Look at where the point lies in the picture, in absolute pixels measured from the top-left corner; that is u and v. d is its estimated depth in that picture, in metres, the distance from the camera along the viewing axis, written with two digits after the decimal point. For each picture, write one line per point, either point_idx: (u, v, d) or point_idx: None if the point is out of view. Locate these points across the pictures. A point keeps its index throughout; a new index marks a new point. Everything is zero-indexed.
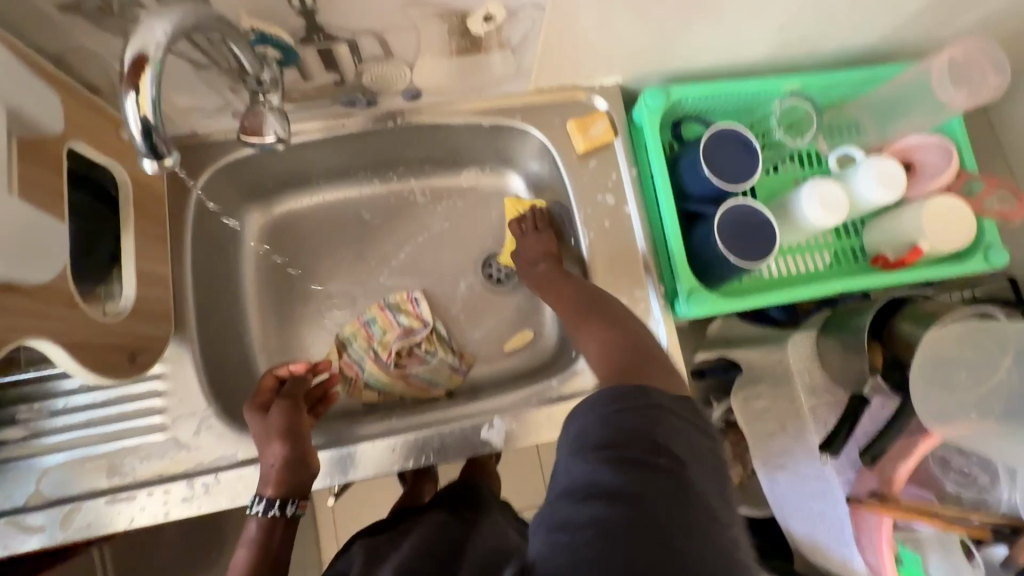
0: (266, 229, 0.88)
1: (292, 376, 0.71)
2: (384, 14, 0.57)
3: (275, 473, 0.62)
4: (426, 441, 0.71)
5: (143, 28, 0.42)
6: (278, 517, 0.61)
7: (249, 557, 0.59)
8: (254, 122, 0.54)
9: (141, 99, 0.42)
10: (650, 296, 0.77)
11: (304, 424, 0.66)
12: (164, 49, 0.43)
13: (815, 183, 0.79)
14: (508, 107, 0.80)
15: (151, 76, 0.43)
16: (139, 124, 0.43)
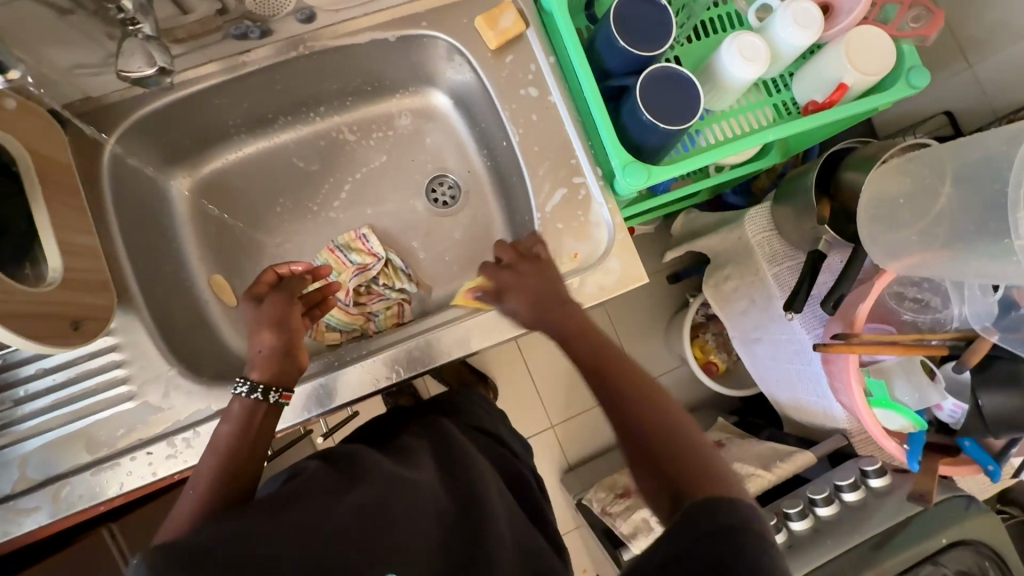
0: (197, 193, 0.85)
1: (290, 275, 0.72)
2: None
3: (261, 359, 0.64)
4: (397, 357, 0.74)
5: None
6: (259, 400, 0.61)
7: (229, 435, 0.59)
8: (126, 54, 0.53)
9: None
10: (588, 181, 0.77)
11: (295, 316, 0.68)
12: None
13: (734, 35, 0.78)
14: (412, 14, 0.77)
15: None
16: None
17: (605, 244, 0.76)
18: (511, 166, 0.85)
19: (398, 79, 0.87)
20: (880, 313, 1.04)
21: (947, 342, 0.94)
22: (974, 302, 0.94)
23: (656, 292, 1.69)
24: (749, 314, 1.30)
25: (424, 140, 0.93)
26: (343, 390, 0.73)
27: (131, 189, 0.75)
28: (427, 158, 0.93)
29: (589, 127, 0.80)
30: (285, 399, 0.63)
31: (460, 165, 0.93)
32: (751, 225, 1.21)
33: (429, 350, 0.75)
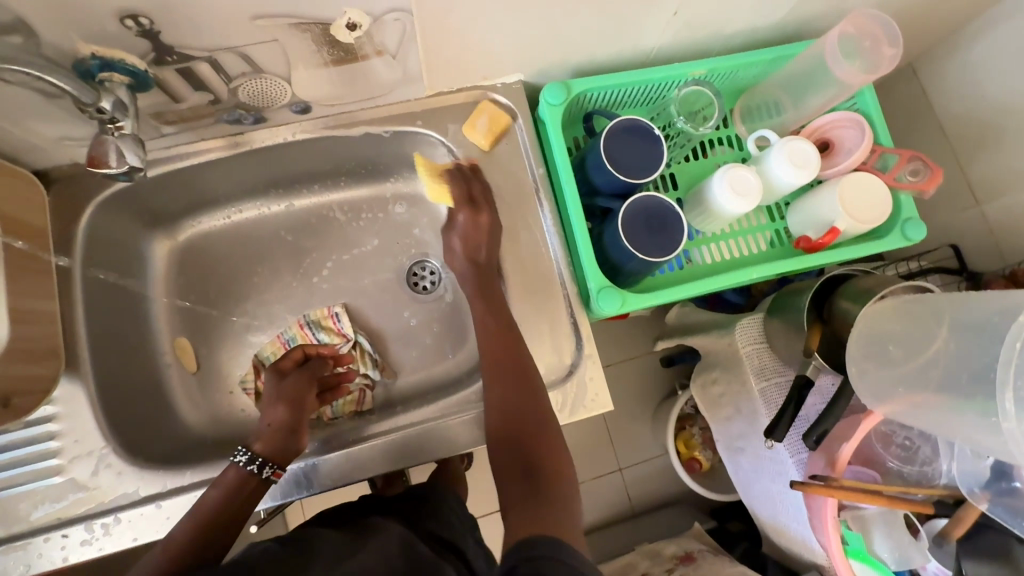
0: (175, 257, 0.85)
1: (315, 356, 0.83)
2: (235, 27, 0.55)
3: (270, 432, 0.67)
4: (395, 446, 0.73)
5: None
6: (253, 474, 0.62)
7: (215, 499, 0.60)
8: (97, 150, 0.53)
9: None
10: (563, 298, 0.76)
11: (311, 395, 0.75)
12: None
13: (728, 167, 0.77)
14: (409, 113, 0.79)
15: None
16: None
17: (571, 365, 0.74)
18: None
19: (390, 164, 0.88)
20: (865, 454, 0.99)
21: (932, 498, 0.88)
22: (962, 462, 0.88)
23: (644, 379, 1.65)
24: (734, 424, 1.24)
25: (410, 222, 0.93)
26: (332, 472, 0.71)
27: (105, 251, 0.75)
28: (410, 240, 0.93)
29: (570, 240, 0.79)
30: (276, 477, 0.64)
31: (443, 252, 0.92)
32: (743, 336, 1.18)
33: (375, 457, 0.73)
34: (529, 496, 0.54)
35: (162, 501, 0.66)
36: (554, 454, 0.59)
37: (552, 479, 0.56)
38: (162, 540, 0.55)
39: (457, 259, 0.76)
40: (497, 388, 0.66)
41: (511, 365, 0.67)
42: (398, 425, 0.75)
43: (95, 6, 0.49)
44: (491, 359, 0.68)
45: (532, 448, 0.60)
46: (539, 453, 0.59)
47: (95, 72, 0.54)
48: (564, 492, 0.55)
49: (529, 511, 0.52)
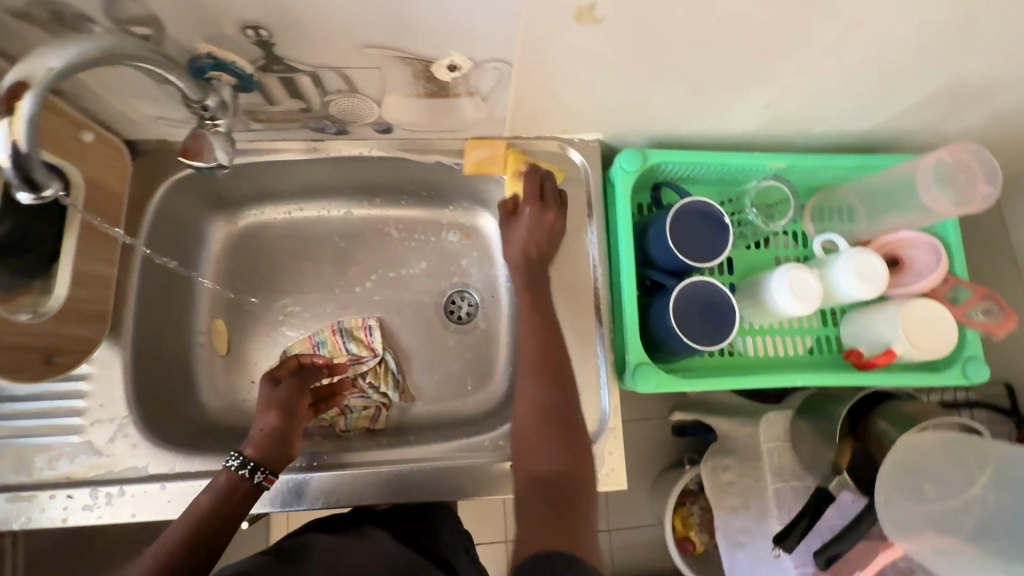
0: (230, 240, 0.88)
1: (309, 365, 0.78)
2: (343, 50, 0.57)
3: (263, 438, 0.66)
4: (391, 478, 0.73)
5: (32, 58, 0.40)
6: (244, 478, 0.62)
7: (206, 504, 0.58)
8: (197, 145, 0.55)
9: (14, 127, 0.39)
10: (598, 363, 0.75)
11: (301, 403, 0.72)
12: (53, 79, 0.40)
13: (792, 267, 0.75)
14: (483, 150, 0.80)
15: (28, 107, 0.40)
16: (9, 150, 0.40)
17: (592, 434, 0.73)
18: None
19: (453, 193, 0.89)
20: None
21: None
22: None
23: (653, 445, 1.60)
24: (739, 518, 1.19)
25: (460, 252, 0.93)
26: (320, 490, 0.71)
27: (170, 225, 0.78)
28: (455, 269, 0.93)
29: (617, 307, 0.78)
30: (266, 483, 0.63)
31: (485, 287, 0.92)
32: (765, 431, 1.14)
33: (374, 483, 0.73)
34: (548, 511, 0.53)
35: (167, 484, 0.66)
36: (579, 473, 0.57)
37: (576, 499, 0.55)
38: (153, 547, 0.54)
39: (513, 251, 0.74)
40: (533, 390, 0.64)
41: (549, 377, 0.65)
42: (396, 458, 0.75)
43: (222, 12, 0.51)
44: (526, 358, 0.67)
45: (557, 463, 0.58)
46: (559, 470, 0.58)
47: (206, 71, 0.56)
48: (582, 513, 0.54)
49: (544, 529, 0.51)
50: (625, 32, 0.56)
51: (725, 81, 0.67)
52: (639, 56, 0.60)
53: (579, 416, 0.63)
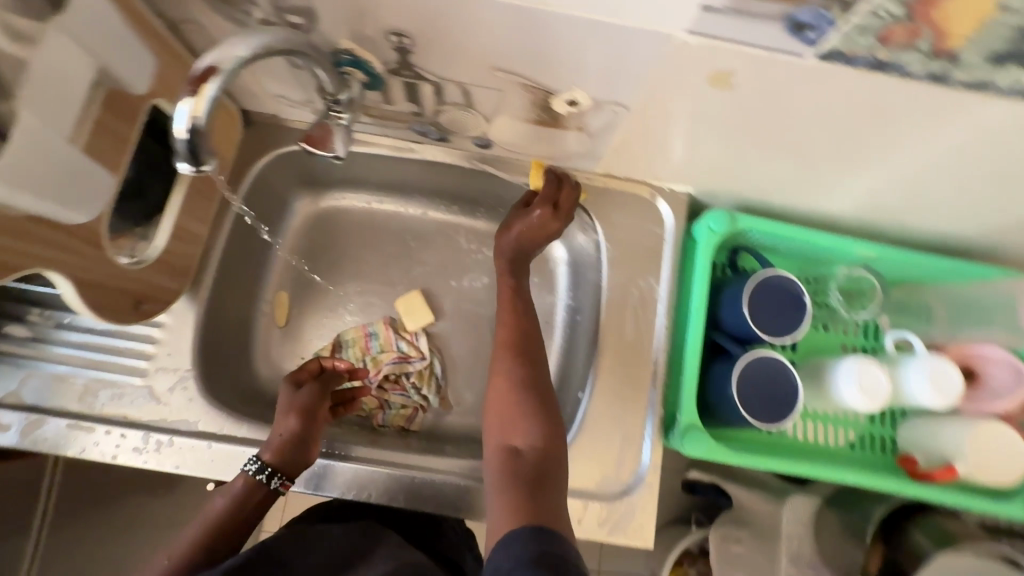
0: (310, 218, 0.91)
1: (331, 369, 0.77)
2: (473, 69, 0.58)
3: (280, 443, 0.65)
4: (415, 484, 0.73)
5: (224, 47, 0.42)
6: (261, 484, 0.63)
7: (220, 508, 0.62)
8: (322, 136, 0.57)
9: (197, 103, 0.41)
10: (646, 415, 0.74)
11: (322, 407, 0.71)
12: (238, 66, 0.42)
13: (863, 360, 0.73)
14: (571, 181, 0.81)
15: (213, 87, 0.41)
16: (185, 125, 0.41)
17: (627, 484, 0.72)
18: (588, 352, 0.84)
19: None
20: None
21: None
22: None
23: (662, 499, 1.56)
24: None
25: (523, 272, 0.94)
26: (343, 481, 0.72)
27: (261, 195, 0.81)
28: None
29: (676, 362, 0.77)
30: (281, 488, 0.64)
31: (541, 312, 0.93)
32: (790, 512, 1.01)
33: (398, 486, 0.73)
34: (523, 484, 0.57)
35: (214, 443, 0.68)
36: (555, 451, 0.61)
37: (551, 475, 0.59)
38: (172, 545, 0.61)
39: (506, 239, 0.75)
40: (508, 370, 0.67)
41: (525, 356, 0.68)
42: (421, 465, 0.75)
43: (373, 18, 0.53)
44: (502, 337, 0.70)
45: (534, 439, 0.61)
46: (536, 443, 0.61)
47: (343, 66, 0.58)
48: (558, 489, 0.58)
49: (523, 501, 0.55)
50: (754, 103, 0.56)
51: (837, 163, 0.66)
52: (758, 126, 0.60)
53: (550, 392, 0.66)
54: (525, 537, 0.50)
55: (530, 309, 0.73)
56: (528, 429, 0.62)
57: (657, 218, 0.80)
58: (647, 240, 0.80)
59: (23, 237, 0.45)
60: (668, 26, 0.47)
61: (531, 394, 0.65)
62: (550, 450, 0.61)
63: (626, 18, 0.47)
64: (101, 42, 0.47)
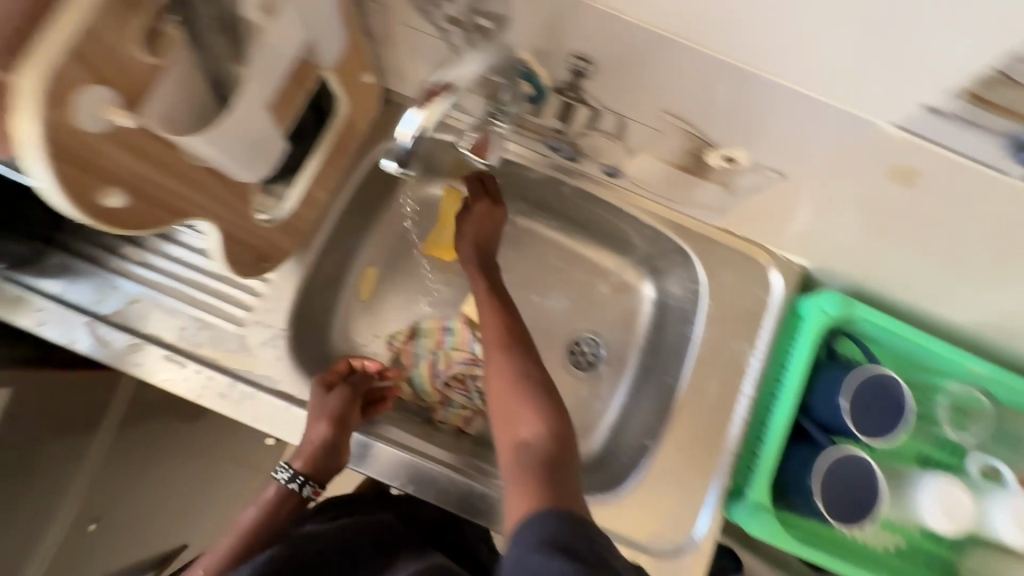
0: (412, 202, 0.91)
1: (359, 372, 0.75)
2: (641, 105, 0.57)
3: (307, 454, 0.67)
4: (458, 487, 0.73)
5: (460, 68, 0.51)
6: (292, 491, 0.70)
7: (254, 514, 0.69)
8: (484, 142, 0.60)
9: (427, 114, 0.49)
10: (713, 481, 0.73)
11: (347, 412, 0.69)
12: (469, 84, 0.51)
13: (944, 480, 0.70)
14: (686, 227, 0.79)
15: (446, 102, 0.49)
16: (416, 128, 0.49)
17: (679, 545, 0.71)
18: (661, 400, 0.83)
19: (629, 247, 0.89)
20: None
21: None
22: None
23: None
24: None
25: (606, 302, 0.93)
26: (381, 467, 0.73)
27: (378, 172, 0.82)
28: (594, 314, 0.93)
29: (755, 434, 0.75)
30: (314, 493, 0.71)
31: (616, 345, 0.92)
32: None
33: (443, 485, 0.73)
34: (533, 469, 0.57)
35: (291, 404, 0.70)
36: (566, 440, 0.61)
37: (563, 461, 0.59)
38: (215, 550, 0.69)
39: (466, 248, 0.81)
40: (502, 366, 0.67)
41: (514, 355, 0.68)
42: (466, 468, 0.74)
43: (564, 42, 0.52)
44: (490, 339, 0.71)
45: (538, 431, 0.61)
46: (541, 436, 0.60)
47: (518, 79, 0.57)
48: (573, 475, 0.58)
49: (533, 494, 0.54)
50: (927, 206, 0.54)
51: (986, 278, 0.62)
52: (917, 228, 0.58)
53: (550, 383, 0.67)
54: (538, 524, 0.51)
55: (515, 313, 0.74)
56: (523, 423, 0.62)
57: (766, 285, 0.78)
58: (750, 304, 0.77)
59: (197, 186, 0.46)
60: (880, 116, 0.45)
61: (519, 392, 0.64)
62: (560, 436, 0.60)
63: (837, 98, 0.46)
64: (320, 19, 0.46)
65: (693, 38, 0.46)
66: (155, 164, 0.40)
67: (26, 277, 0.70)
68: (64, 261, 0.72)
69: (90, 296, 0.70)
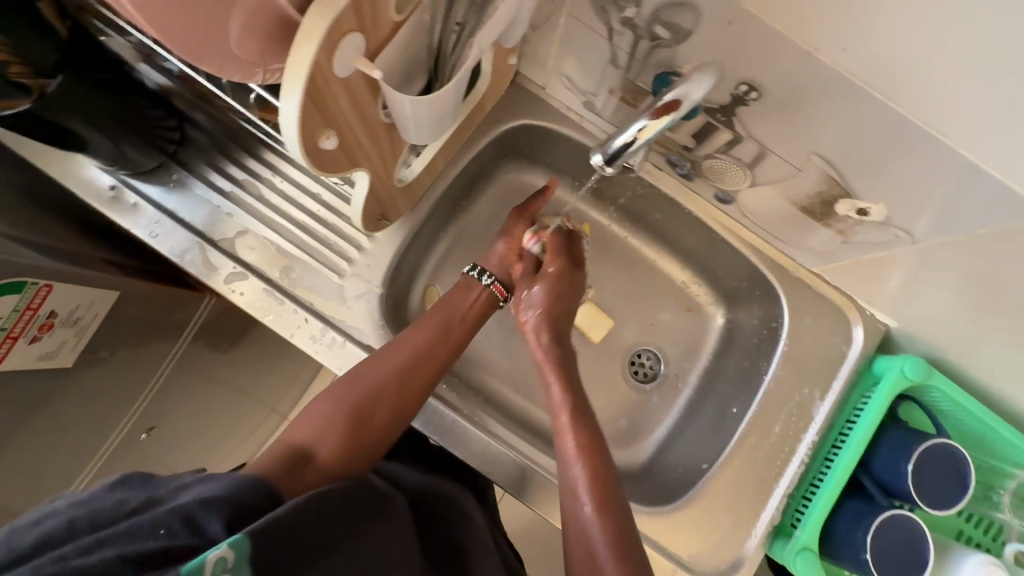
0: (508, 186, 0.91)
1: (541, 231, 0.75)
2: (792, 141, 0.58)
3: (409, 363, 0.63)
4: (502, 460, 0.73)
5: (689, 80, 0.49)
6: (476, 280, 0.72)
7: (413, 348, 0.64)
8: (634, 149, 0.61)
9: (647, 129, 0.52)
10: (760, 516, 0.74)
11: (464, 332, 0.69)
12: (693, 103, 0.50)
13: (989, 563, 0.69)
14: (780, 265, 0.80)
15: (671, 119, 0.51)
16: (629, 137, 0.54)
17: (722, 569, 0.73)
18: (719, 428, 0.84)
19: (715, 272, 0.89)
20: None
21: None
22: None
23: None
24: None
25: (677, 321, 0.94)
26: (426, 411, 0.73)
27: (487, 150, 0.83)
28: (663, 330, 0.94)
29: (809, 480, 0.76)
30: (496, 290, 0.73)
31: (679, 364, 0.93)
32: None
33: (489, 457, 0.73)
34: None
35: None
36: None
37: None
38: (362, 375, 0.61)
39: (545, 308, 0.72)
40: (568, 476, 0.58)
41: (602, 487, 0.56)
42: (511, 442, 0.75)
43: (740, 69, 0.53)
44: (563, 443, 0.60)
45: None
46: None
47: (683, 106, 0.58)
48: None
49: None
50: None
51: None
52: None
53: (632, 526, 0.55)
54: None
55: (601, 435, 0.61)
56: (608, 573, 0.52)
57: (847, 338, 0.78)
58: (829, 354, 0.78)
59: (373, 137, 0.48)
60: None
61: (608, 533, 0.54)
62: None
63: (1011, 177, 0.46)
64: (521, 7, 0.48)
65: (887, 91, 0.46)
66: (355, 107, 0.43)
67: (146, 187, 0.72)
68: (182, 178, 0.73)
69: (202, 217, 0.72)
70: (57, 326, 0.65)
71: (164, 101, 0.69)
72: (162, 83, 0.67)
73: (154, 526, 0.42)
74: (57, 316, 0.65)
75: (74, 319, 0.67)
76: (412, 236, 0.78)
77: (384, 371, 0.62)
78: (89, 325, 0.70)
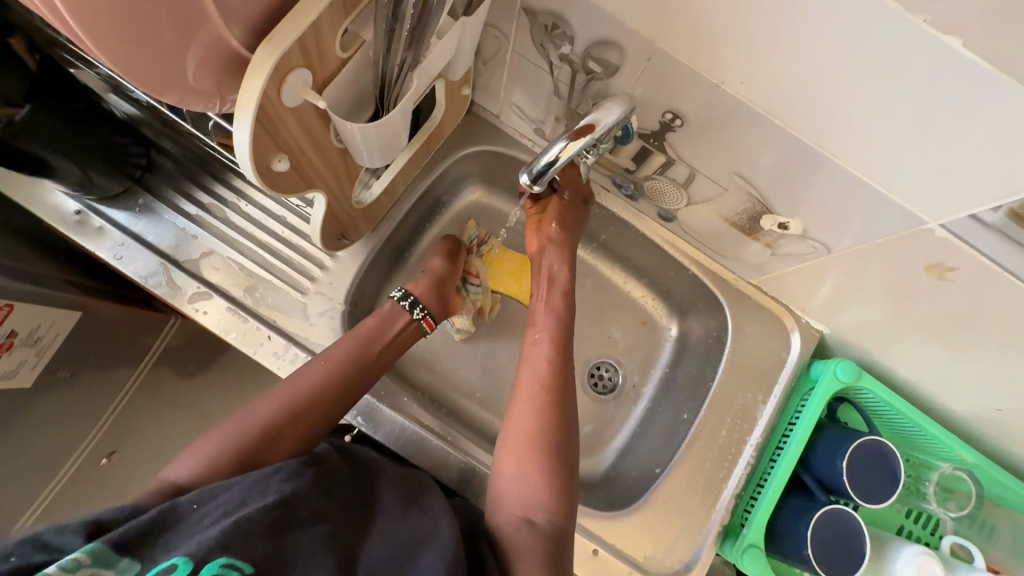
0: (470, 207, 0.96)
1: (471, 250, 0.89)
2: (715, 163, 0.64)
3: (304, 398, 0.62)
4: (463, 470, 0.75)
5: (604, 108, 0.55)
6: (404, 309, 0.75)
7: (323, 373, 0.65)
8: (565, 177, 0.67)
9: (567, 149, 0.57)
10: (711, 517, 0.78)
11: (380, 362, 0.71)
12: (609, 126, 0.55)
13: (923, 552, 0.73)
14: (721, 277, 0.86)
15: (587, 140, 0.56)
16: (554, 156, 0.58)
17: (677, 571, 0.76)
18: (672, 435, 0.88)
19: (666, 287, 0.95)
20: None
21: None
22: None
23: None
24: None
25: (633, 334, 0.98)
26: (384, 425, 0.75)
27: (447, 174, 0.88)
28: (620, 343, 0.98)
29: (756, 481, 0.80)
30: (424, 323, 0.77)
31: (636, 375, 0.97)
32: None
33: (450, 468, 0.75)
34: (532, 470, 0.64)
35: None
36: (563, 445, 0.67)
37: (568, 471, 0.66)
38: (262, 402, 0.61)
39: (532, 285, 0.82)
40: (530, 413, 0.67)
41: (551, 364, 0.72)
42: (469, 453, 0.77)
43: (663, 100, 0.59)
44: (527, 392, 0.69)
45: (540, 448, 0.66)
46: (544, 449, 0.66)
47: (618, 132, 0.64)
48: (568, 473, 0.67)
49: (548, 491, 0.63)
50: (953, 300, 0.59)
51: (983, 384, 0.68)
52: (939, 324, 0.64)
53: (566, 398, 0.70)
54: None
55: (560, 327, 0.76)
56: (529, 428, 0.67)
57: (786, 345, 0.84)
58: (769, 360, 0.83)
59: (324, 160, 0.52)
60: (930, 215, 0.52)
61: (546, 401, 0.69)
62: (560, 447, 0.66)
63: (894, 193, 0.52)
64: (460, 45, 0.53)
65: (781, 117, 0.52)
66: (304, 131, 0.47)
67: (112, 212, 0.75)
68: (149, 202, 0.76)
69: (168, 240, 0.75)
70: (16, 346, 0.66)
71: (130, 128, 0.72)
72: (130, 112, 0.73)
73: (5, 553, 0.41)
74: (16, 337, 0.66)
75: (34, 339, 0.68)
76: (374, 255, 0.81)
77: (286, 398, 0.62)
78: (49, 346, 0.71)
